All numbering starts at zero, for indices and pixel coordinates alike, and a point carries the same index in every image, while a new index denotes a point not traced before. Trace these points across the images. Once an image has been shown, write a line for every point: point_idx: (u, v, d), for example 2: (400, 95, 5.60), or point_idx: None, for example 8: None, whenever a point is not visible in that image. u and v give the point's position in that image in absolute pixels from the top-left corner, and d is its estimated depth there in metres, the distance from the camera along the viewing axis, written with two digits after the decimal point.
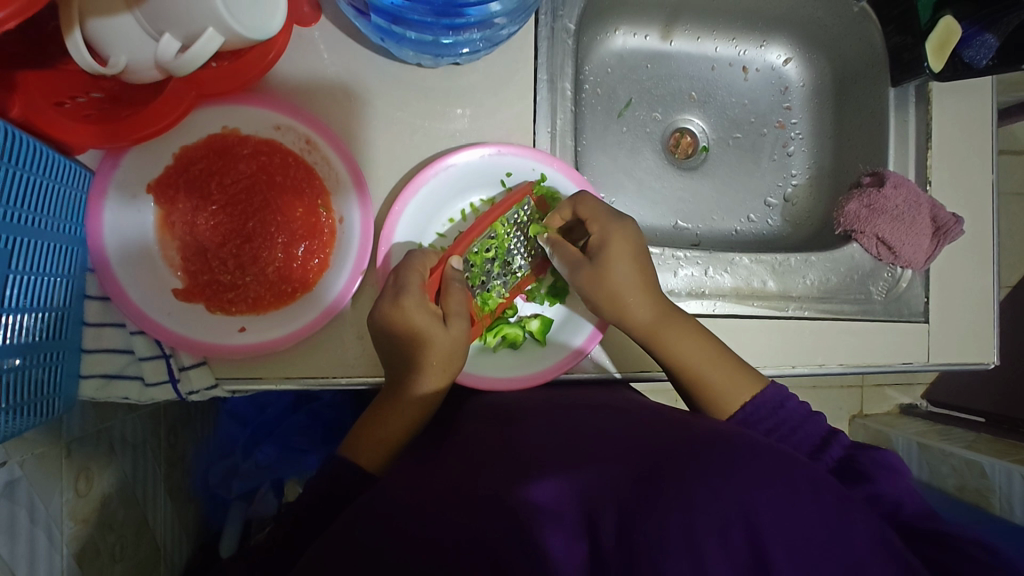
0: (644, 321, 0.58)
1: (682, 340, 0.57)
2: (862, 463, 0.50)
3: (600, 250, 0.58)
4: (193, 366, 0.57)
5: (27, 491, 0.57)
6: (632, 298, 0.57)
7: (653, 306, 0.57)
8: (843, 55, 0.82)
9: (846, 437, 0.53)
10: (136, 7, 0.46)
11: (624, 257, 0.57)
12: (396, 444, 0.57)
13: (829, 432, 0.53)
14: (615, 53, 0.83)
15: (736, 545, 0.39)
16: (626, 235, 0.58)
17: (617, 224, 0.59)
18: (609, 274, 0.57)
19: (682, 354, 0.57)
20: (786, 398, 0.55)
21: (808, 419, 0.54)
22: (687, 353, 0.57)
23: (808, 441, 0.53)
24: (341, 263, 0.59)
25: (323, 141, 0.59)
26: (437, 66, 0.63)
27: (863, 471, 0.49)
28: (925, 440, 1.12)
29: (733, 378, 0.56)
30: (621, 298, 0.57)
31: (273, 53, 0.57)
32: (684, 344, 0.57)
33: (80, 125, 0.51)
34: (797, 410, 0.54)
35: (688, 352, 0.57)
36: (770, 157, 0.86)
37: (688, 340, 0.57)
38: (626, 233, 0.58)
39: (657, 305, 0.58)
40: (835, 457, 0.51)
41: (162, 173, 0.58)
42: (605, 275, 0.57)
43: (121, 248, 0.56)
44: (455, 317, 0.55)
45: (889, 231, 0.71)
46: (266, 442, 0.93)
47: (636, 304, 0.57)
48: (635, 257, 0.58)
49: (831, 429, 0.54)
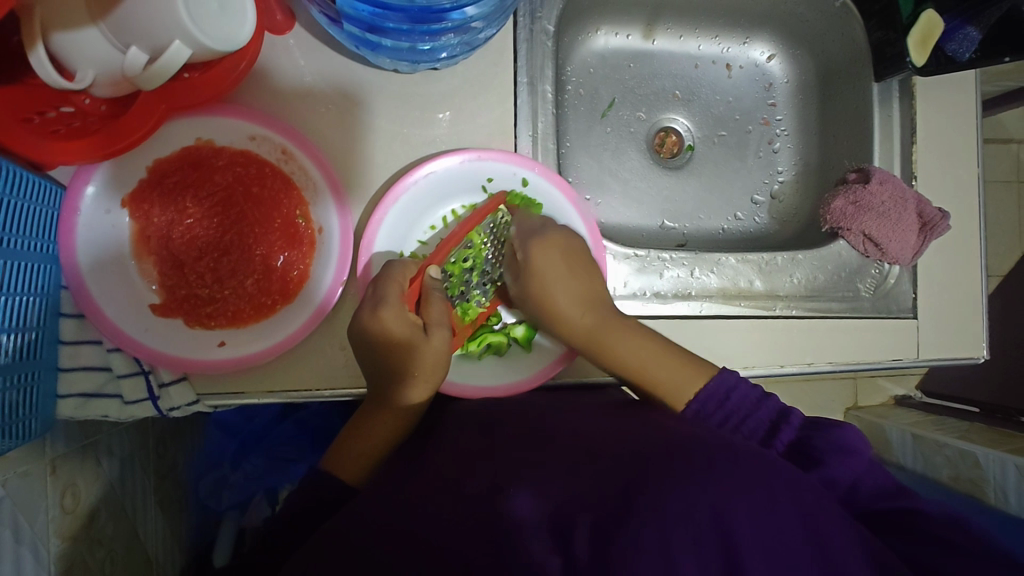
0: (582, 328, 0.57)
1: (623, 342, 0.56)
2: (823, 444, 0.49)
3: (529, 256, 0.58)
4: (173, 382, 0.56)
5: (11, 510, 0.56)
6: (564, 306, 0.57)
7: (588, 312, 0.57)
8: (826, 51, 0.81)
9: (799, 414, 0.51)
10: (101, 20, 0.46)
11: (554, 262, 0.58)
12: (378, 456, 0.56)
13: (780, 413, 0.51)
14: (596, 53, 0.82)
15: (710, 551, 0.39)
16: (553, 243, 0.58)
17: (547, 231, 0.59)
18: (541, 282, 0.58)
19: (625, 359, 0.56)
20: (733, 387, 0.53)
21: (760, 405, 0.51)
22: (630, 351, 0.56)
23: (759, 429, 0.51)
24: (320, 273, 0.59)
25: (299, 150, 0.58)
26: (414, 72, 0.62)
27: (815, 454, 0.47)
28: (919, 431, 1.12)
29: (681, 372, 0.55)
30: (555, 307, 0.57)
31: (244, 62, 0.56)
32: (625, 346, 0.56)
33: (48, 142, 0.50)
34: (746, 398, 0.52)
35: (631, 353, 0.56)
36: (756, 154, 0.85)
37: (631, 338, 0.56)
38: (552, 240, 0.58)
39: (593, 309, 0.57)
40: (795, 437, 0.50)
41: (137, 187, 0.57)
42: (537, 282, 0.58)
43: (96, 265, 0.55)
44: (437, 326, 0.55)
45: (876, 228, 0.71)
46: (255, 452, 0.92)
47: (571, 312, 0.57)
48: (566, 263, 0.58)
49: (782, 409, 0.51)
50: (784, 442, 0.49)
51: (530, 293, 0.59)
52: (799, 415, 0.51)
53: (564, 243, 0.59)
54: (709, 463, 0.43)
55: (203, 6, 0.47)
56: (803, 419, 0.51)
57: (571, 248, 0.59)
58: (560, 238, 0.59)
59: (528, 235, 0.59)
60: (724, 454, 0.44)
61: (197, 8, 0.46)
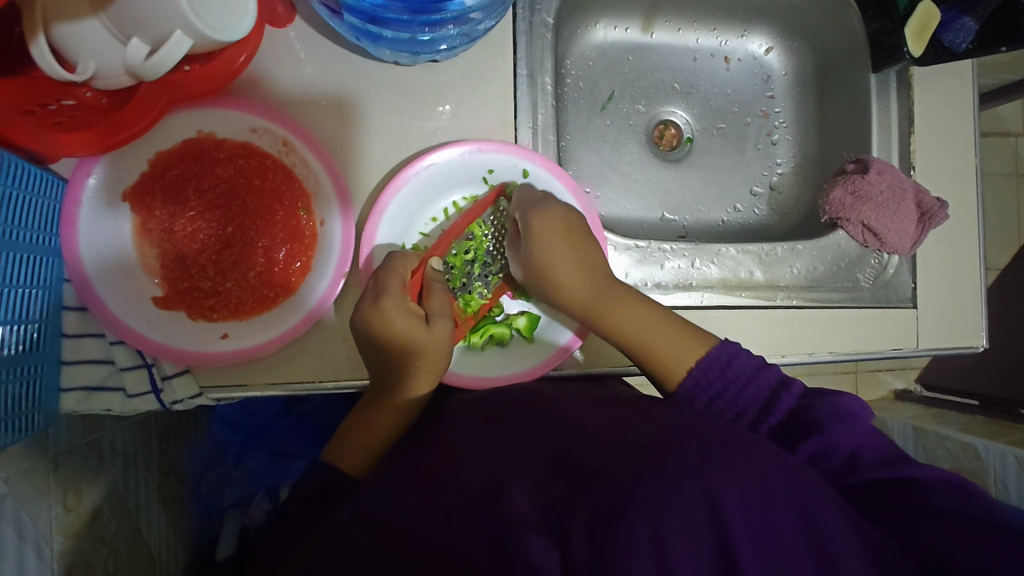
0: (584, 297, 0.57)
1: (624, 312, 0.56)
2: (824, 424, 0.49)
3: (529, 230, 0.58)
4: (176, 375, 0.56)
5: (14, 506, 0.56)
6: (568, 278, 0.57)
7: (590, 284, 0.57)
8: (824, 43, 0.81)
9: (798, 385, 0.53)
10: (102, 12, 0.46)
11: (556, 235, 0.58)
12: (380, 448, 0.56)
13: (780, 383, 0.52)
14: (595, 46, 0.83)
15: (705, 545, 0.39)
16: (554, 216, 0.59)
17: (548, 202, 0.60)
18: (542, 254, 0.57)
19: (626, 329, 0.56)
20: (734, 357, 0.54)
21: (758, 373, 0.53)
22: (632, 326, 0.56)
23: (756, 399, 0.52)
24: (322, 265, 0.59)
25: (301, 143, 0.58)
26: (415, 64, 0.62)
27: (816, 421, 0.49)
28: (919, 424, 1.13)
29: (682, 343, 0.55)
30: (558, 277, 0.57)
31: (243, 56, 0.57)
32: (626, 315, 0.56)
33: (49, 133, 0.49)
34: (745, 366, 0.53)
35: (632, 324, 0.56)
36: (755, 146, 0.86)
37: (633, 311, 0.56)
38: (553, 210, 0.59)
39: (595, 280, 0.58)
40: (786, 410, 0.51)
41: (138, 180, 0.57)
42: (540, 255, 0.58)
43: (98, 258, 0.55)
44: (440, 316, 0.55)
45: (875, 218, 0.71)
46: (257, 448, 0.95)
47: (574, 281, 0.57)
48: (567, 234, 0.58)
49: (781, 378, 0.53)
50: (782, 410, 0.51)
51: (532, 267, 0.58)
52: (799, 384, 0.53)
53: (564, 215, 0.59)
54: (711, 451, 0.43)
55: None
56: (801, 390, 0.53)
57: (570, 221, 0.59)
58: (560, 212, 0.59)
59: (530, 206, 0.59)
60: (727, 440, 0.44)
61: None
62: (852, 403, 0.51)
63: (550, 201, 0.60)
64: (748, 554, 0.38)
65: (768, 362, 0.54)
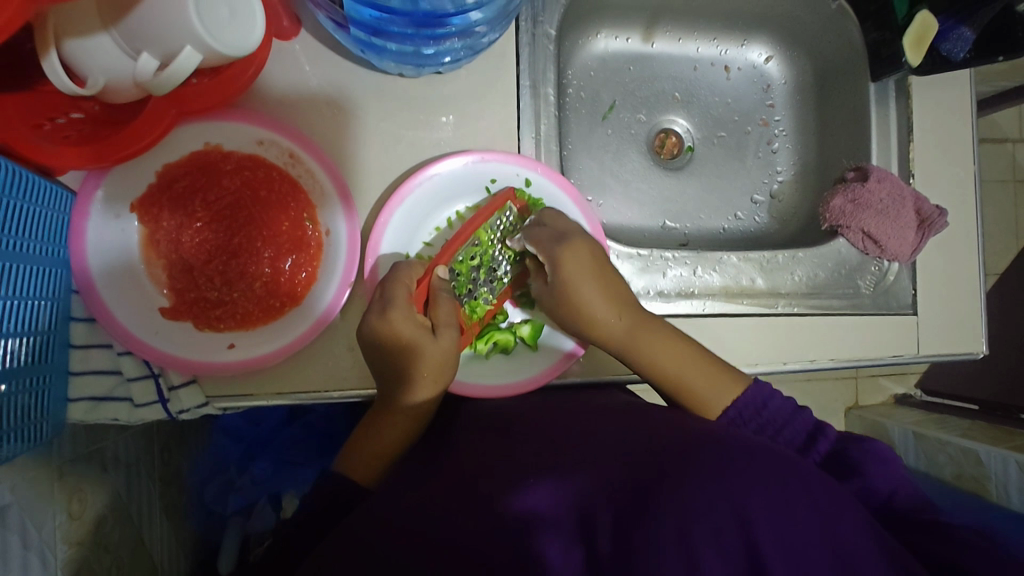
0: (618, 330, 0.57)
1: (659, 346, 0.57)
2: (855, 456, 0.50)
3: (559, 266, 0.57)
4: (183, 385, 0.57)
5: (19, 515, 0.56)
6: (602, 314, 0.57)
7: (625, 316, 0.57)
8: (823, 52, 0.82)
9: (833, 429, 0.53)
10: (113, 28, 0.46)
11: (586, 271, 0.58)
12: (388, 457, 0.57)
13: (816, 426, 0.53)
14: (596, 56, 0.83)
15: (719, 553, 0.39)
16: (580, 249, 0.58)
17: (575, 235, 0.59)
18: (575, 290, 0.57)
19: (659, 362, 0.56)
20: (770, 396, 0.54)
21: (795, 416, 0.53)
22: (663, 358, 0.56)
23: (797, 438, 0.53)
24: (329, 273, 0.59)
25: (306, 154, 0.59)
26: (419, 76, 0.63)
27: (851, 464, 0.49)
28: (920, 430, 1.13)
29: (717, 380, 0.56)
30: (589, 312, 0.57)
31: (251, 69, 0.57)
32: (661, 352, 0.56)
33: (60, 148, 0.51)
34: (782, 408, 0.54)
35: (665, 360, 0.56)
36: (755, 154, 0.86)
37: (667, 345, 0.57)
38: (580, 245, 0.58)
39: (628, 313, 0.58)
40: (823, 452, 0.52)
41: (145, 192, 0.57)
42: (571, 293, 0.57)
43: (106, 268, 0.56)
44: (446, 327, 0.56)
45: (874, 225, 0.72)
46: (261, 456, 0.93)
47: (607, 315, 0.57)
48: (596, 270, 0.58)
49: (817, 422, 0.54)
50: (820, 452, 0.52)
51: (563, 300, 0.58)
52: (834, 429, 0.53)
53: (589, 248, 0.59)
54: (720, 459, 0.43)
55: (214, 14, 0.48)
56: (837, 434, 0.53)
57: (596, 255, 0.59)
58: (585, 244, 0.59)
59: (558, 239, 0.59)
60: (732, 449, 0.44)
61: (207, 15, 0.47)
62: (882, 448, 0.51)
63: (571, 233, 0.60)
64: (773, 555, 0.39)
65: (802, 406, 0.55)
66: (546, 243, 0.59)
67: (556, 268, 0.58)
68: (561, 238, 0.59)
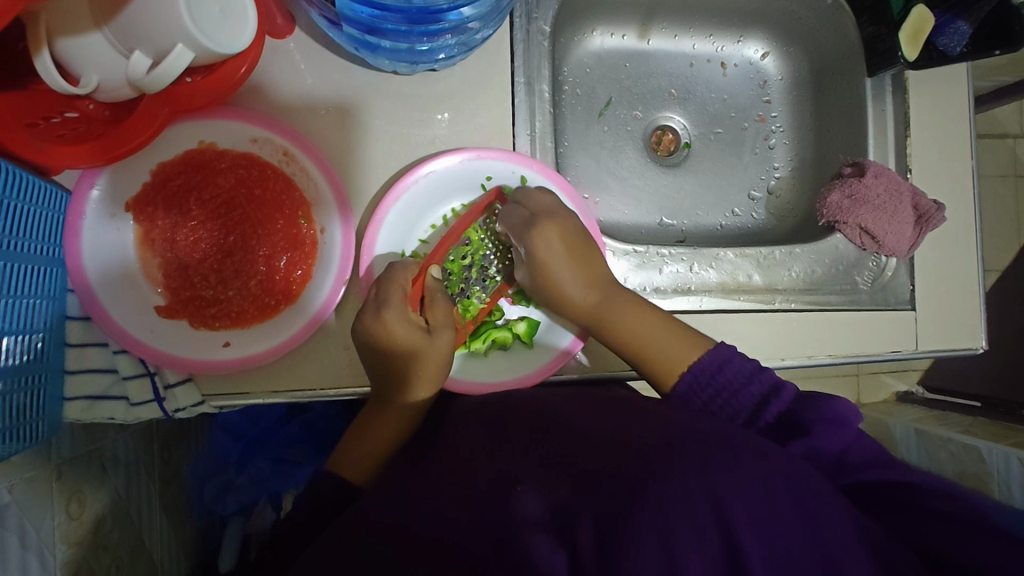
0: (586, 306, 0.59)
1: (626, 318, 0.58)
2: (824, 429, 0.50)
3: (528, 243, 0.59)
4: (178, 384, 0.56)
5: (17, 516, 0.56)
6: (570, 287, 0.59)
7: (592, 290, 0.59)
8: (820, 46, 0.82)
9: (791, 386, 0.54)
10: (105, 26, 0.46)
11: (558, 248, 0.58)
12: (382, 457, 0.57)
13: (772, 388, 0.53)
14: (592, 53, 0.83)
15: (709, 546, 0.40)
16: (555, 229, 0.59)
17: (545, 218, 0.59)
18: (546, 265, 0.58)
19: (632, 331, 0.57)
20: (726, 363, 0.55)
21: (752, 379, 0.54)
22: (638, 329, 0.57)
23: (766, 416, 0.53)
24: (324, 272, 0.59)
25: (301, 152, 0.59)
26: (413, 73, 0.63)
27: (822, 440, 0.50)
28: (922, 426, 1.12)
29: (683, 351, 0.57)
30: (560, 285, 0.59)
31: (244, 68, 0.57)
32: (632, 319, 0.58)
33: (52, 147, 0.50)
34: (736, 373, 0.54)
35: (640, 330, 0.57)
36: (752, 150, 0.86)
37: (640, 316, 0.58)
38: (556, 224, 0.59)
39: (598, 288, 0.59)
40: (774, 415, 0.52)
41: (140, 191, 0.57)
42: (541, 267, 0.59)
43: (102, 268, 0.56)
44: (442, 329, 0.56)
45: (871, 221, 0.72)
46: (259, 456, 0.92)
47: (575, 292, 0.59)
48: (569, 248, 0.59)
49: (774, 383, 0.54)
50: (773, 413, 0.52)
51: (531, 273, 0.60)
52: (791, 389, 0.53)
53: (563, 228, 0.59)
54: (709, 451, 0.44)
55: (204, 11, 0.47)
56: (796, 393, 0.53)
57: (572, 234, 0.60)
58: (560, 226, 0.59)
59: (528, 224, 0.59)
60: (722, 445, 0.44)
61: (199, 12, 0.47)
62: (853, 413, 0.51)
63: (546, 215, 0.59)
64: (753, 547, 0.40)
65: (760, 366, 0.55)
66: (518, 226, 0.59)
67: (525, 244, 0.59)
68: (532, 222, 0.59)
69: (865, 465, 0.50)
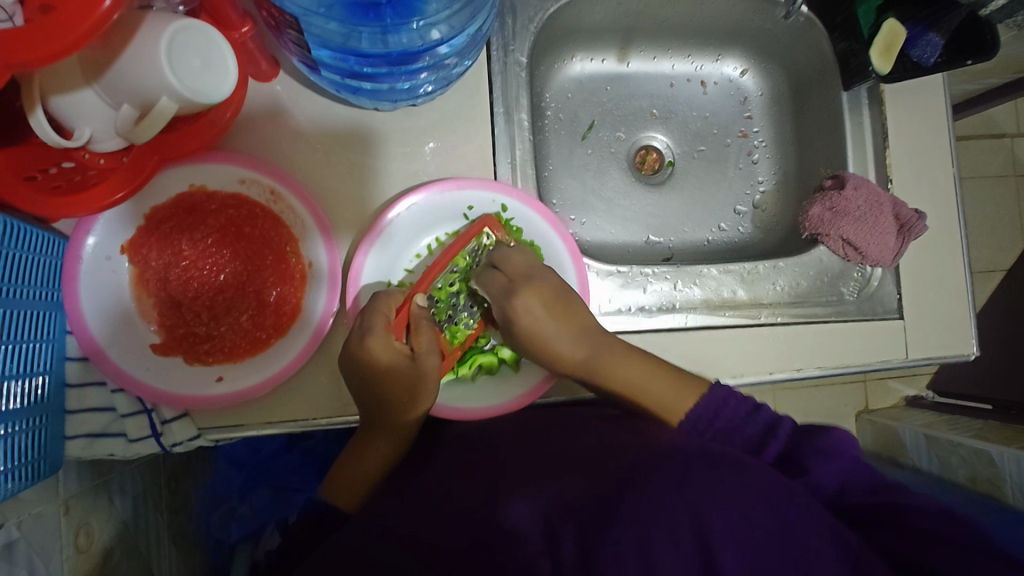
0: (575, 362, 0.59)
1: (617, 368, 0.58)
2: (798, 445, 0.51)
3: (509, 303, 0.59)
4: (174, 419, 0.58)
5: (26, 552, 0.57)
6: (557, 347, 0.59)
7: (579, 347, 0.59)
8: (796, 62, 0.83)
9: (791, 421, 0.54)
10: (96, 82, 0.49)
11: (537, 307, 0.59)
12: (370, 484, 0.59)
13: (771, 424, 0.54)
14: (574, 78, 0.86)
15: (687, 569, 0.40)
16: (534, 291, 0.59)
17: (523, 284, 0.59)
18: (531, 328, 0.59)
19: (622, 381, 0.58)
20: (722, 405, 0.55)
21: (745, 412, 0.54)
22: (628, 373, 0.58)
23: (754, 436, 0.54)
24: (313, 302, 0.61)
25: (287, 191, 0.61)
26: (395, 109, 0.65)
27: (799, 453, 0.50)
28: (931, 432, 1.11)
29: (675, 382, 0.58)
30: (549, 346, 0.59)
31: (228, 113, 0.59)
32: (619, 370, 0.58)
33: (48, 198, 0.51)
34: (727, 406, 0.55)
35: (629, 376, 0.58)
36: (736, 165, 0.88)
37: (628, 365, 0.58)
38: (540, 285, 0.59)
39: (583, 343, 0.59)
40: (776, 452, 0.52)
41: (134, 235, 0.60)
42: (532, 331, 0.59)
43: (100, 310, 0.58)
44: (427, 354, 0.57)
45: (853, 232, 0.72)
46: (262, 483, 0.96)
47: (563, 350, 0.59)
48: (550, 308, 0.59)
49: (773, 418, 0.54)
50: (775, 449, 0.52)
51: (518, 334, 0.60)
52: (788, 425, 0.53)
53: (542, 289, 0.60)
54: (688, 473, 0.44)
55: (188, 62, 0.50)
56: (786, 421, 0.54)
57: (552, 292, 0.60)
58: (539, 286, 0.59)
59: (508, 294, 0.59)
60: (702, 464, 0.45)
61: (179, 62, 0.49)
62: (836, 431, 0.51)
63: (523, 279, 0.60)
64: (728, 559, 0.40)
65: (758, 404, 0.55)
66: (499, 291, 0.60)
67: (508, 309, 0.59)
68: (510, 290, 0.59)
69: (853, 490, 0.49)
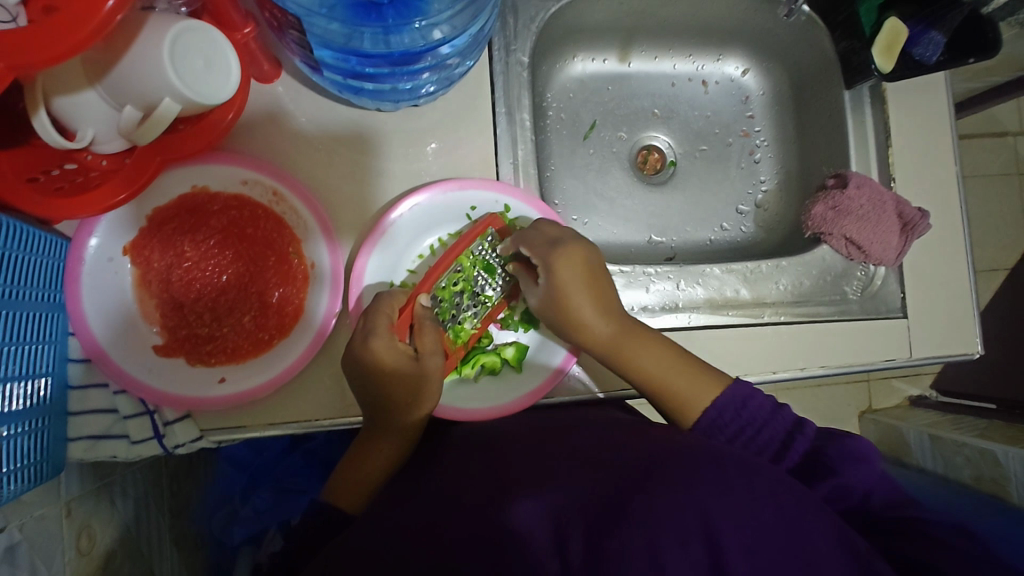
0: (602, 336, 0.59)
1: (640, 352, 0.59)
2: None
3: (549, 268, 0.59)
4: (177, 420, 0.58)
5: (28, 554, 0.57)
6: (587, 317, 0.59)
7: (609, 321, 0.59)
8: (798, 62, 0.83)
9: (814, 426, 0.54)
10: (98, 83, 0.50)
11: (577, 273, 0.59)
12: (375, 485, 0.59)
13: (794, 424, 0.54)
14: (575, 78, 0.86)
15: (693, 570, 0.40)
16: (576, 255, 0.59)
17: (563, 249, 0.59)
18: (566, 295, 0.59)
19: (644, 365, 0.58)
20: (748, 397, 0.56)
21: (754, 415, 0.54)
22: (649, 362, 0.58)
23: (758, 437, 0.54)
24: (316, 303, 0.61)
25: (289, 192, 0.61)
26: (397, 110, 0.65)
27: None
28: (935, 432, 1.11)
29: (690, 378, 0.58)
30: (578, 316, 0.59)
31: (229, 115, 0.58)
32: (643, 354, 0.58)
33: (51, 199, 0.51)
34: (731, 405, 0.55)
35: (649, 362, 0.58)
36: (738, 165, 0.87)
37: (651, 350, 0.59)
38: (579, 253, 0.59)
39: (612, 319, 0.59)
40: (800, 452, 0.53)
41: (136, 236, 0.60)
42: (564, 299, 0.59)
43: (103, 311, 0.58)
44: (431, 354, 0.57)
45: (856, 231, 0.72)
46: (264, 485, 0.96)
47: (592, 323, 0.59)
48: (588, 276, 0.59)
49: (796, 420, 0.55)
50: (798, 452, 0.53)
51: (551, 301, 0.60)
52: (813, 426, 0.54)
53: (583, 256, 0.60)
54: (693, 473, 0.44)
55: (190, 63, 0.50)
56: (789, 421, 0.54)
57: (591, 262, 0.60)
58: (581, 251, 0.60)
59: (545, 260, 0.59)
60: (706, 465, 0.45)
61: (181, 63, 0.49)
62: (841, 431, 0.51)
63: (569, 241, 0.60)
64: (734, 559, 0.40)
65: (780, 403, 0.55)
66: (540, 249, 0.59)
67: (548, 276, 0.59)
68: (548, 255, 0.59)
69: (858, 489, 0.49)
